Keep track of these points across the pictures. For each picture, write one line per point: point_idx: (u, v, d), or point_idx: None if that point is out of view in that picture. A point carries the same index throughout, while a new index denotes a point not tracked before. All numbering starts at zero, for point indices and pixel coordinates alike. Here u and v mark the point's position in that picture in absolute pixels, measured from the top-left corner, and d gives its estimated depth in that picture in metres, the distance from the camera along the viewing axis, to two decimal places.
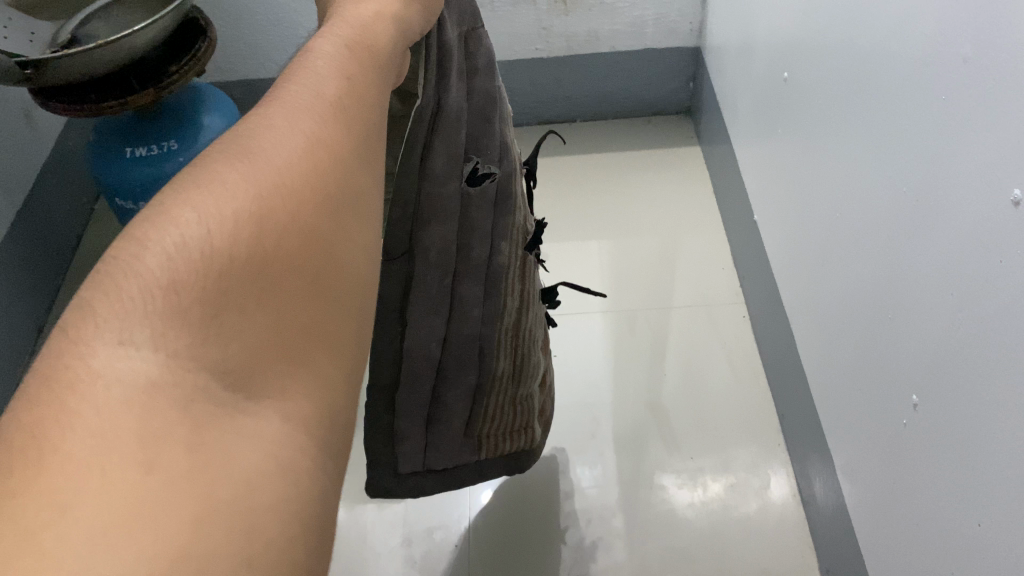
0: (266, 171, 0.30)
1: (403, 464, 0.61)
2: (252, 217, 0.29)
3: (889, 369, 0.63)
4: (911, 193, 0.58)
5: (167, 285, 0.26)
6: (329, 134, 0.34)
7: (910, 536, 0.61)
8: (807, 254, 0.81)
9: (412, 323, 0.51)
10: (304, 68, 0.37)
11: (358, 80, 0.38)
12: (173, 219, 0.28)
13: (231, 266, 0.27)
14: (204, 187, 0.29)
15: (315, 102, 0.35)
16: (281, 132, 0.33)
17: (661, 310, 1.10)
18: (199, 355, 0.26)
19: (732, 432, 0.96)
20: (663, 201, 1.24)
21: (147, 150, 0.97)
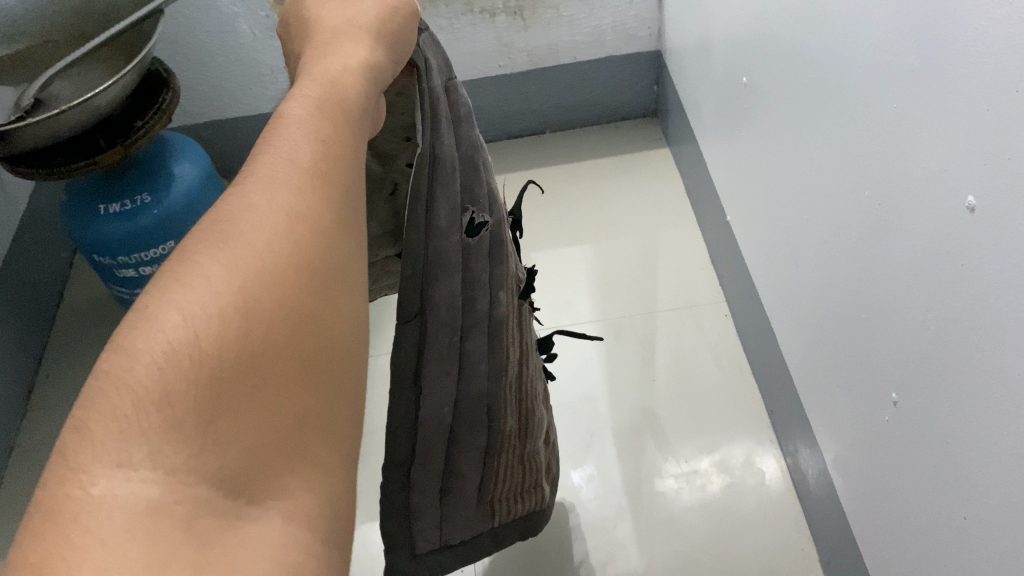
0: (249, 259, 0.31)
1: (421, 543, 0.56)
2: (237, 311, 0.29)
3: (868, 367, 0.65)
4: (873, 198, 0.59)
5: (159, 396, 0.27)
6: (307, 207, 0.34)
7: (903, 531, 0.63)
8: (780, 254, 0.82)
9: (427, 388, 0.47)
10: (277, 137, 0.38)
11: (333, 140, 0.38)
12: (159, 325, 0.28)
13: (220, 369, 0.28)
14: (187, 283, 0.30)
15: (292, 172, 0.35)
16: (259, 213, 0.33)
17: (646, 315, 1.11)
18: (195, 467, 0.26)
19: (725, 430, 0.97)
20: (638, 206, 1.25)
21: (121, 206, 0.97)
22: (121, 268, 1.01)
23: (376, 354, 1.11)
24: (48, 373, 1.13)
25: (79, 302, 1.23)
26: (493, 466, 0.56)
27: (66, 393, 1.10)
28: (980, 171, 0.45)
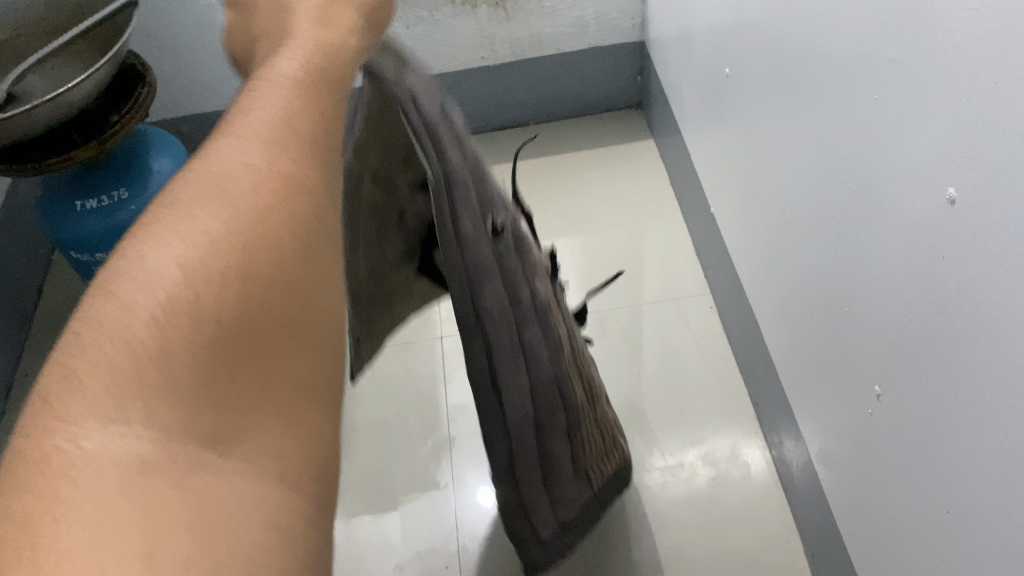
0: (246, 214, 0.32)
1: (544, 530, 0.68)
2: (237, 269, 0.30)
3: (852, 360, 0.64)
4: (855, 189, 0.58)
5: (154, 349, 0.27)
6: (297, 165, 0.35)
7: (887, 524, 0.63)
8: (763, 246, 0.82)
9: (506, 392, 0.53)
10: (264, 101, 0.38)
11: (324, 112, 0.39)
12: (157, 278, 0.29)
13: (221, 330, 0.29)
14: (185, 236, 0.30)
15: (284, 135, 0.36)
16: (253, 171, 0.33)
17: (631, 308, 1.10)
18: (188, 428, 0.27)
19: (711, 423, 0.97)
20: (623, 198, 1.25)
21: (98, 202, 0.95)
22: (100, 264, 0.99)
23: None
24: (27, 372, 1.11)
25: (59, 300, 1.22)
26: (578, 438, 0.65)
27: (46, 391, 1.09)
28: (958, 163, 0.45)
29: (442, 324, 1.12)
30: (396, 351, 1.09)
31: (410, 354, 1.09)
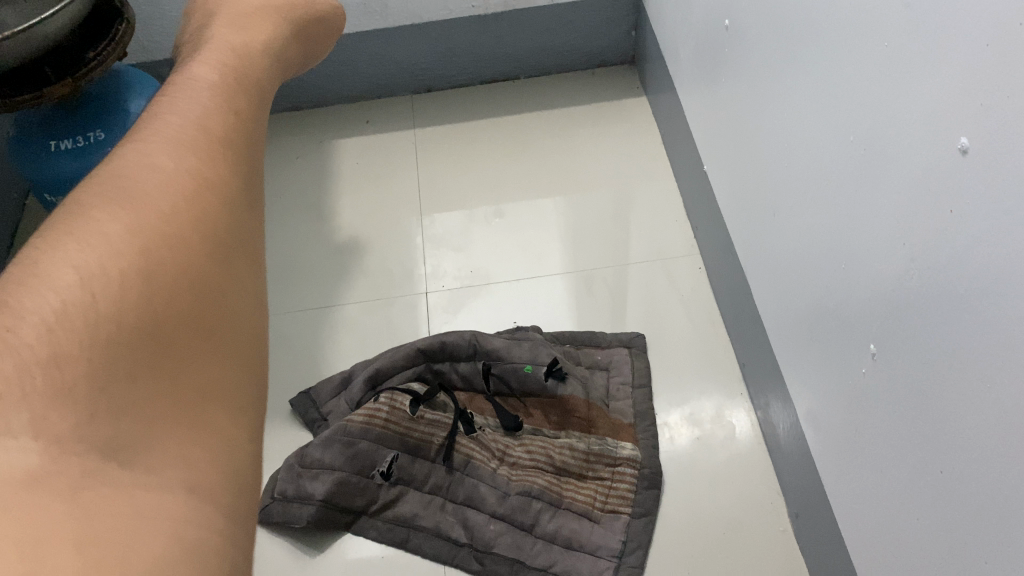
0: (147, 222, 0.35)
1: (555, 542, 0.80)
2: (138, 274, 0.33)
3: (846, 319, 0.63)
4: (859, 142, 0.57)
5: (48, 358, 0.29)
6: (190, 183, 0.38)
7: (875, 483, 0.62)
8: (758, 205, 0.80)
9: None
10: (144, 146, 0.41)
11: (212, 142, 0.43)
12: (53, 284, 0.31)
13: (120, 328, 0.31)
14: (86, 244, 0.33)
15: (176, 165, 0.39)
16: (152, 188, 0.37)
17: (618, 267, 1.08)
18: (85, 434, 0.28)
19: (698, 382, 0.96)
20: (612, 156, 1.22)
21: (72, 142, 0.91)
22: None
23: (340, 303, 1.08)
24: None
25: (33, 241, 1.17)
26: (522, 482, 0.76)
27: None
28: (975, 111, 0.43)
29: (427, 279, 1.09)
30: (379, 308, 1.06)
31: (394, 310, 1.06)
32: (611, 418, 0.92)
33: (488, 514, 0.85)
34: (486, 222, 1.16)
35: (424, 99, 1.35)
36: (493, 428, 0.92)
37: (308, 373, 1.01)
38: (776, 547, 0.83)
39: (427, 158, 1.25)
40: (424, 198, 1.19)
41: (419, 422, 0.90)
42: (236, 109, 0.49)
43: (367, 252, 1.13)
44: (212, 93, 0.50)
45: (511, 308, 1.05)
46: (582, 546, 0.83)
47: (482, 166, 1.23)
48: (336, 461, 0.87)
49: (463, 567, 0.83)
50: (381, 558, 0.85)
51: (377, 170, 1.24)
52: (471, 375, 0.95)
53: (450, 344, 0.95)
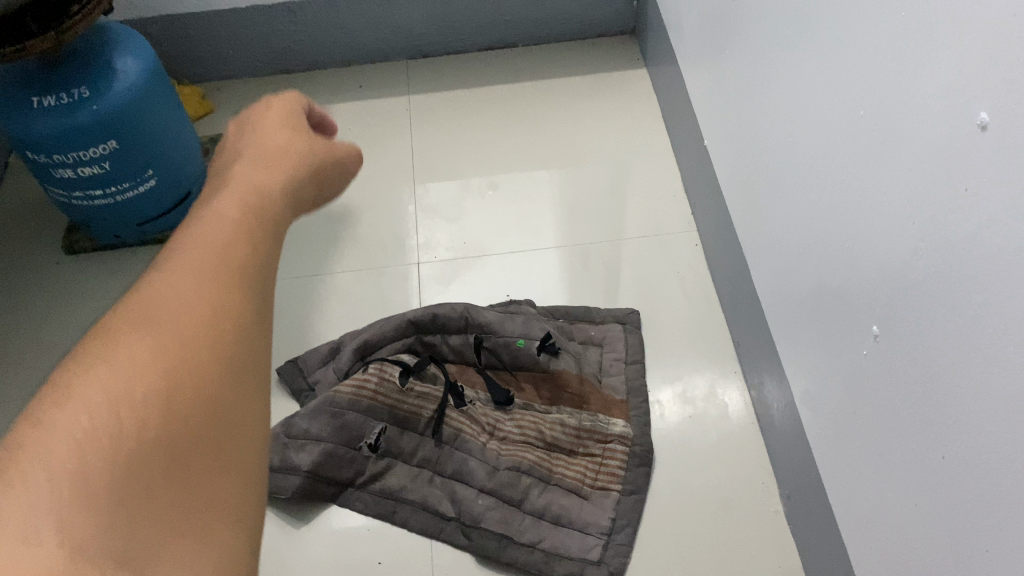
0: (178, 325, 0.33)
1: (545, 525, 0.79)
2: (162, 380, 0.30)
3: (849, 297, 0.62)
4: (871, 117, 0.55)
5: (75, 470, 0.26)
6: (222, 278, 0.36)
7: (873, 467, 0.62)
8: (760, 182, 0.78)
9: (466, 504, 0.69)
10: (185, 235, 0.40)
11: (247, 233, 0.41)
12: (79, 396, 0.28)
13: (141, 445, 0.28)
14: (114, 352, 0.31)
15: (215, 258, 0.37)
16: (182, 284, 0.35)
17: (613, 242, 1.07)
18: (102, 544, 0.25)
19: (692, 359, 0.95)
20: (611, 130, 1.20)
21: (56, 99, 0.88)
22: (57, 167, 0.92)
23: (330, 272, 1.06)
24: None
25: (15, 200, 1.14)
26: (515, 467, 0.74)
27: (52, 321, 1.01)
28: (996, 85, 0.42)
29: (419, 250, 1.07)
30: (370, 278, 1.04)
31: (385, 279, 1.04)
32: (604, 394, 0.91)
33: (477, 488, 0.84)
34: (480, 195, 1.13)
35: (420, 64, 1.32)
36: (484, 402, 0.91)
37: (296, 342, 0.99)
38: (766, 528, 0.82)
39: (422, 126, 1.23)
40: (418, 166, 1.17)
41: (409, 394, 0.89)
42: (274, 200, 0.48)
43: (359, 220, 1.11)
44: (254, 184, 0.48)
45: (505, 281, 1.03)
46: (571, 522, 0.82)
47: (477, 136, 1.21)
48: (322, 433, 0.86)
49: (450, 541, 0.82)
50: (366, 530, 0.84)
51: (371, 137, 1.21)
52: (462, 347, 0.93)
53: (442, 317, 0.93)
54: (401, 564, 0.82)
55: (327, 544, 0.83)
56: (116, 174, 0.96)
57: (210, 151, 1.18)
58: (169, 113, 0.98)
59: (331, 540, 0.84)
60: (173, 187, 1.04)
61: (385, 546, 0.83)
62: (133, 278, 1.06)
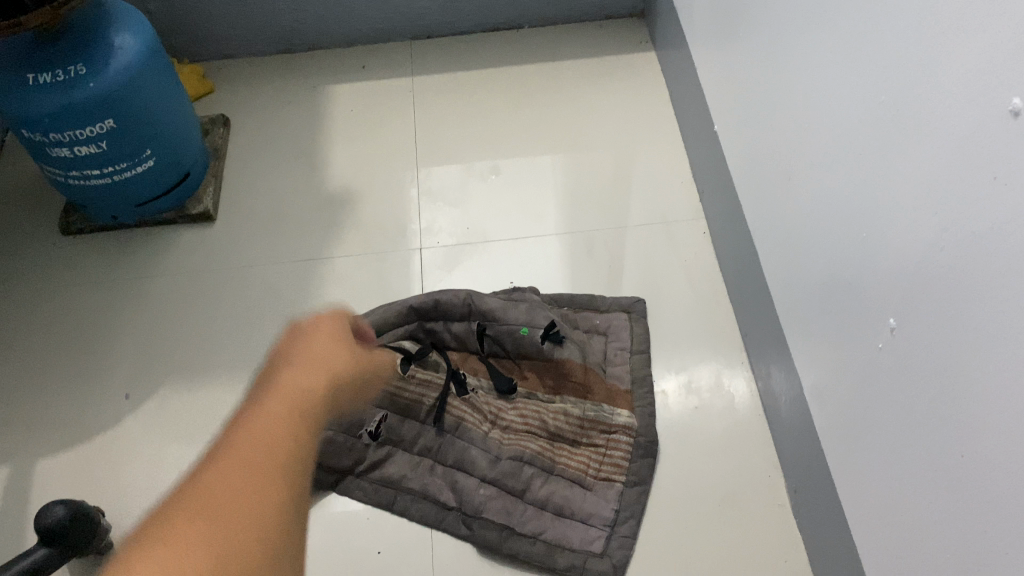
0: (218, 547, 0.39)
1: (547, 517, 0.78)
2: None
3: (864, 289, 0.60)
4: (891, 102, 0.53)
5: None
6: (253, 518, 0.41)
7: (886, 464, 0.60)
8: (772, 169, 0.77)
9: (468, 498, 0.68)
10: (237, 428, 0.47)
11: (289, 456, 0.46)
12: (154, 556, 0.37)
13: None
14: (187, 524, 0.39)
15: (255, 454, 0.45)
16: (229, 481, 0.42)
17: (619, 229, 1.05)
18: None
19: (698, 349, 0.94)
20: (617, 115, 1.18)
21: (51, 76, 0.86)
22: (54, 146, 0.91)
23: (330, 256, 1.04)
24: None
25: (11, 180, 1.12)
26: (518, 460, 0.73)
27: (48, 303, 1.00)
28: None
29: (422, 235, 1.06)
30: (371, 262, 1.03)
31: (386, 264, 1.03)
32: (608, 384, 0.89)
33: (478, 478, 0.83)
34: (483, 179, 1.12)
35: (424, 45, 1.30)
36: (486, 390, 0.90)
37: None
38: (771, 521, 0.81)
39: (425, 108, 1.21)
40: (420, 150, 1.15)
41: (410, 381, 0.88)
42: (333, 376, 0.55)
43: (360, 204, 1.09)
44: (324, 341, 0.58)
45: (508, 267, 1.02)
46: (573, 513, 0.81)
47: (481, 119, 1.19)
48: (322, 420, 0.85)
49: (451, 531, 0.81)
50: (366, 519, 0.83)
51: (373, 119, 1.19)
52: (464, 334, 0.91)
53: (444, 303, 0.91)
54: (401, 553, 0.81)
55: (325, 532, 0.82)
56: (114, 154, 0.94)
57: (210, 132, 1.15)
58: (167, 91, 0.97)
59: (329, 528, 0.82)
60: (172, 168, 1.02)
61: (384, 536, 0.82)
62: (130, 260, 1.04)
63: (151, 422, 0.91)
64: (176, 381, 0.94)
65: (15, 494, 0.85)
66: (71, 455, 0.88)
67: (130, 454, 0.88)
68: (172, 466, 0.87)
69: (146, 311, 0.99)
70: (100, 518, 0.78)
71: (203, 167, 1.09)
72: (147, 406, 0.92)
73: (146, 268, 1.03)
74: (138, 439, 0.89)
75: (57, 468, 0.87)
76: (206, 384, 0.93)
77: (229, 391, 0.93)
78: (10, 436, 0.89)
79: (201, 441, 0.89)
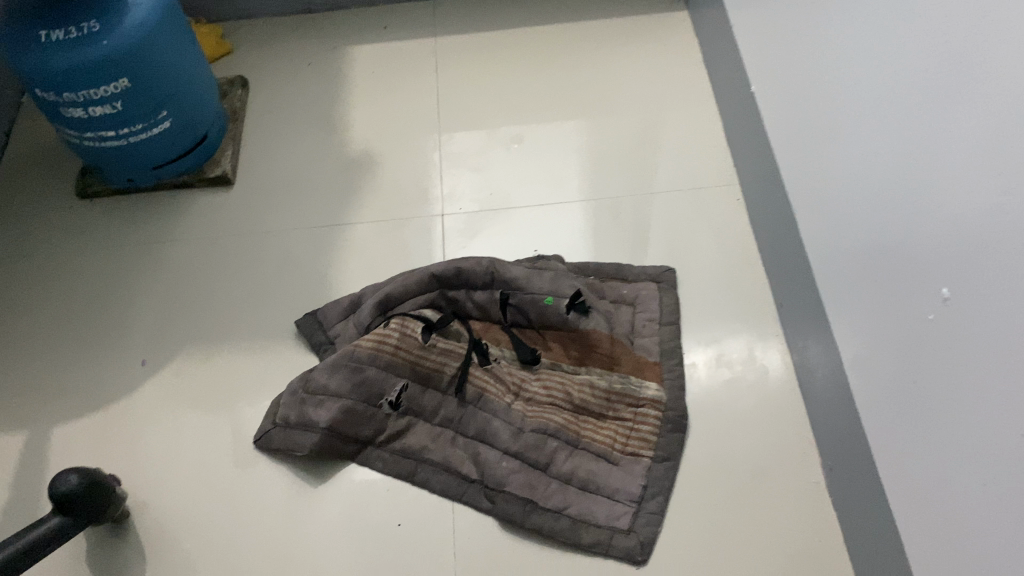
0: None
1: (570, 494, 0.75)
2: None
3: (917, 256, 0.57)
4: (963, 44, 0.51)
5: None
6: None
7: (936, 442, 0.57)
8: (817, 132, 0.73)
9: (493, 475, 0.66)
10: None
11: None
12: None
13: None
14: None
15: None
16: None
17: (647, 196, 1.01)
18: None
19: (729, 320, 0.90)
20: (648, 78, 1.14)
21: (64, 33, 0.84)
22: (67, 105, 0.88)
23: (350, 222, 1.01)
24: None
25: (26, 143, 1.10)
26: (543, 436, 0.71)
27: (64, 268, 0.98)
28: None
29: (444, 201, 1.03)
30: (392, 228, 1.00)
31: (408, 231, 1.00)
32: (636, 355, 0.86)
33: (500, 450, 0.80)
34: (507, 145, 1.08)
35: (447, 5, 1.26)
36: (509, 360, 0.87)
37: (315, 293, 0.95)
38: (804, 499, 0.78)
39: (448, 70, 1.17)
40: (442, 113, 1.12)
41: (431, 350, 0.85)
42: None
43: (381, 168, 1.06)
44: None
45: (532, 234, 0.99)
46: (599, 489, 0.78)
47: (506, 83, 1.15)
48: (341, 388, 0.82)
49: (472, 504, 0.79)
50: (385, 490, 0.81)
51: (395, 82, 1.16)
52: (487, 303, 0.89)
53: (466, 271, 0.88)
54: (421, 526, 0.79)
55: (344, 504, 0.81)
56: (129, 115, 0.92)
57: (228, 93, 1.13)
58: (183, 50, 0.94)
59: (349, 499, 0.81)
60: (189, 131, 0.99)
61: (404, 508, 0.80)
62: (147, 225, 1.02)
63: (168, 389, 0.89)
64: (193, 348, 0.92)
65: (31, 461, 0.84)
66: (86, 422, 0.87)
67: (146, 422, 0.87)
68: (188, 434, 0.86)
69: (163, 277, 0.97)
70: (116, 485, 0.77)
71: (220, 130, 1.06)
72: (163, 373, 0.90)
73: (163, 234, 1.01)
74: (154, 407, 0.88)
75: (73, 435, 0.86)
76: (223, 351, 0.91)
77: (247, 358, 0.91)
78: (26, 401, 0.88)
79: (218, 410, 0.87)
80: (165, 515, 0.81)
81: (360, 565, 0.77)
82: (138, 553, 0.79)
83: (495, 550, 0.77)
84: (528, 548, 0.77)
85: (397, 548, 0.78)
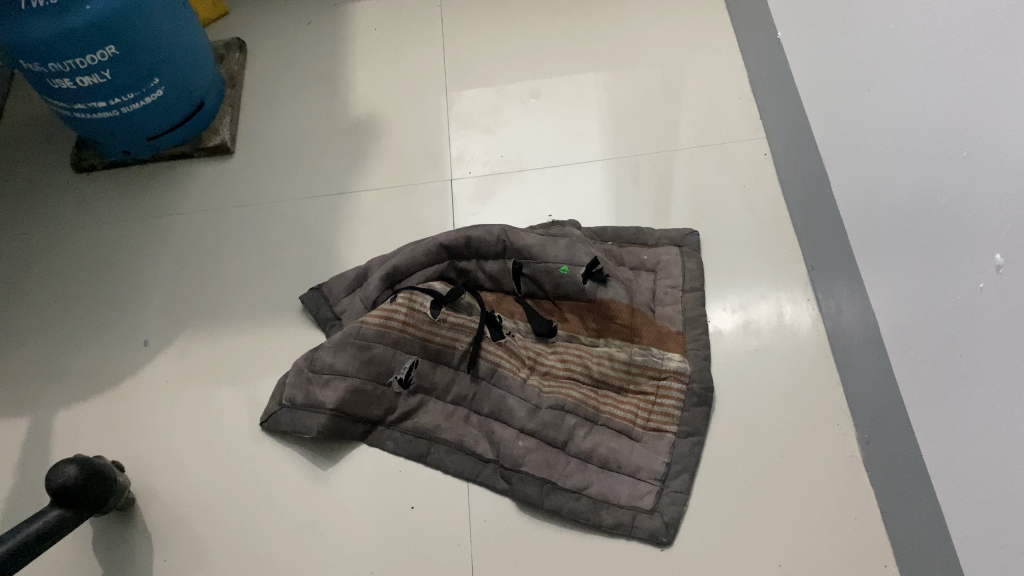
0: None
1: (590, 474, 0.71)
2: None
3: (968, 219, 0.52)
4: None
5: None
6: None
7: (985, 421, 0.52)
8: (853, 82, 0.67)
9: None
10: None
11: None
12: None
13: None
14: None
15: None
16: None
17: (669, 153, 0.96)
18: None
19: (758, 285, 0.85)
20: (667, 26, 1.07)
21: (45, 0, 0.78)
22: (54, 77, 0.84)
23: (356, 190, 0.97)
24: None
25: (20, 117, 1.06)
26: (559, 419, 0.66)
27: (63, 245, 0.95)
28: None
29: (454, 165, 0.98)
30: (401, 195, 0.95)
31: (417, 198, 0.95)
32: (657, 325, 0.82)
33: (516, 428, 0.76)
34: (520, 102, 1.02)
35: None
36: (524, 334, 0.83)
37: (321, 267, 0.91)
38: (839, 475, 0.74)
39: (457, 25, 1.11)
40: (451, 72, 1.06)
41: (441, 325, 0.81)
42: None
43: (388, 132, 1.01)
44: None
45: (547, 198, 0.93)
46: (620, 467, 0.74)
47: (517, 35, 1.09)
48: (348, 367, 0.79)
49: (488, 485, 0.75)
50: (398, 472, 0.78)
51: (401, 40, 1.10)
52: (499, 274, 0.84)
53: (476, 240, 0.83)
54: (435, 508, 0.76)
55: (355, 487, 0.77)
56: (120, 85, 0.87)
57: (226, 58, 1.08)
58: (173, 14, 0.89)
59: (360, 481, 0.78)
60: (184, 98, 0.95)
61: (417, 490, 0.77)
62: (147, 200, 0.98)
63: (172, 370, 0.86)
64: (197, 326, 0.89)
65: (34, 447, 0.82)
66: (89, 406, 0.84)
67: (151, 405, 0.84)
68: (194, 417, 0.83)
69: (164, 253, 0.94)
70: (116, 473, 0.75)
71: (217, 96, 1.02)
72: (167, 353, 0.87)
73: (162, 208, 0.97)
74: (159, 389, 0.85)
75: (76, 420, 0.83)
76: (228, 330, 0.88)
77: (252, 337, 0.87)
78: (28, 386, 0.86)
79: (224, 391, 0.84)
80: (173, 501, 0.78)
81: (373, 549, 0.75)
82: (147, 540, 0.77)
83: (513, 533, 0.74)
84: (546, 531, 0.74)
85: (411, 533, 0.75)
